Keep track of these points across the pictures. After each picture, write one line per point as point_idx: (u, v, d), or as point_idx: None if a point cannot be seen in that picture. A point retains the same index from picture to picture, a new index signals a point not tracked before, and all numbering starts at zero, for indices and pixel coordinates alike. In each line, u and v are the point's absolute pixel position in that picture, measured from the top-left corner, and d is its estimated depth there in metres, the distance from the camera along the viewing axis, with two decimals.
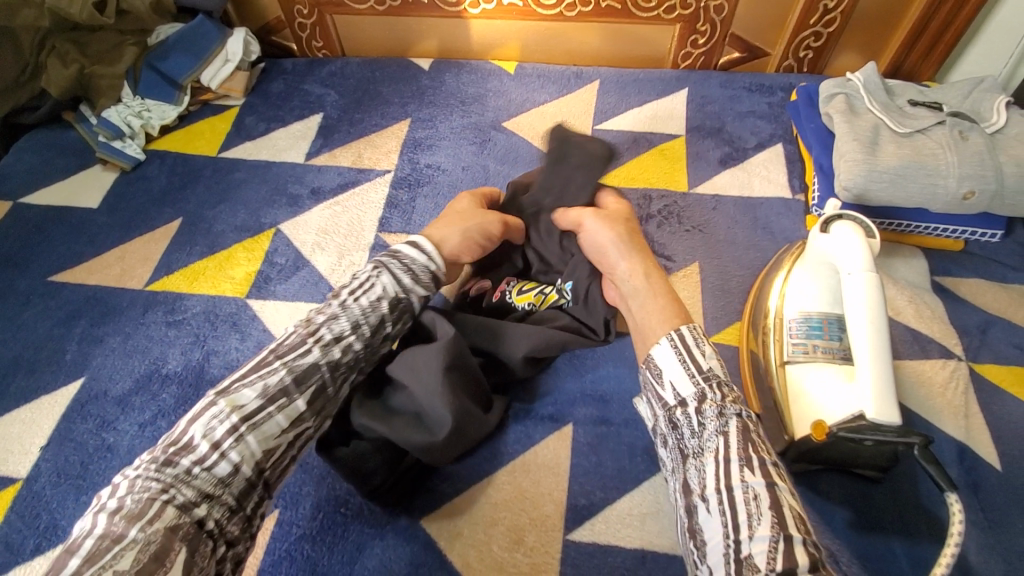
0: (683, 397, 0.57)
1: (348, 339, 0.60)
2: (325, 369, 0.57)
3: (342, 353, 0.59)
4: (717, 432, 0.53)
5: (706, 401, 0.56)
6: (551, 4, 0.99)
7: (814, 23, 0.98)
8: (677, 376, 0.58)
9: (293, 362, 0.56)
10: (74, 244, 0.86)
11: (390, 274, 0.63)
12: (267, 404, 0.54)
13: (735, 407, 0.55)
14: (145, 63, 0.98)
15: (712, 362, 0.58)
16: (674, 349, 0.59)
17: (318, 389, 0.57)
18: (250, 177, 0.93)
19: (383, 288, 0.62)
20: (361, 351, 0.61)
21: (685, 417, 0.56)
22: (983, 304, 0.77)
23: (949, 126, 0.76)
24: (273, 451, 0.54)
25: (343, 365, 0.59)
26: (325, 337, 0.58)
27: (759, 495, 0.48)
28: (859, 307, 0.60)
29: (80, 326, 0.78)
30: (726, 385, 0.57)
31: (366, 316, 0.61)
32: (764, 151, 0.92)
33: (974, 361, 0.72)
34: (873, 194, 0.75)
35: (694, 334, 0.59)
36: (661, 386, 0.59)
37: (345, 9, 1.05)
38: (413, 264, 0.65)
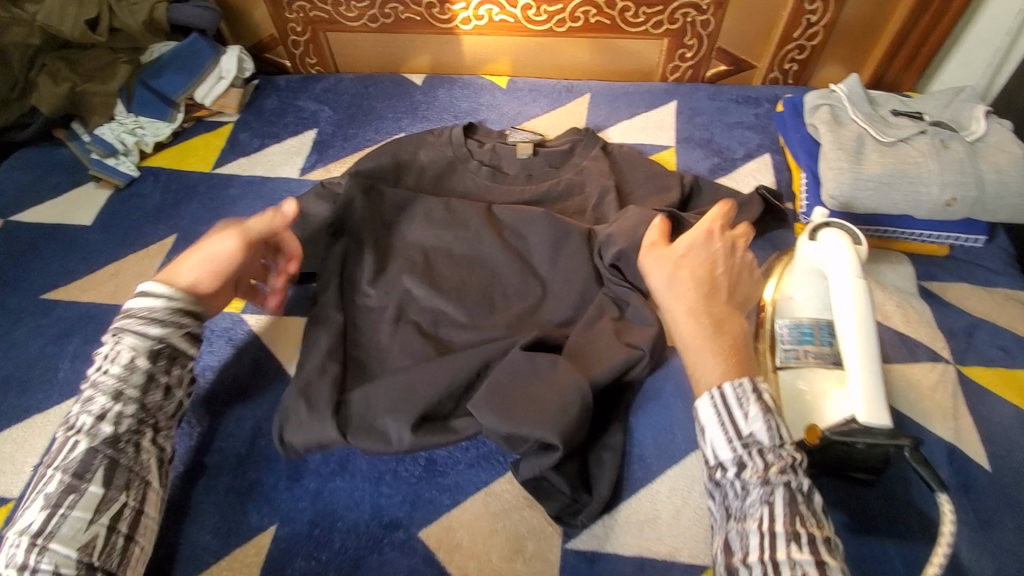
0: (721, 460, 0.53)
1: (115, 414, 0.57)
2: (102, 450, 0.56)
3: (113, 426, 0.57)
4: (763, 501, 0.50)
5: (747, 470, 0.51)
6: (541, 20, 1.01)
7: (797, 37, 1.01)
8: (713, 442, 0.54)
9: (66, 462, 0.55)
10: (66, 261, 0.86)
11: (129, 332, 0.60)
12: (54, 511, 0.52)
13: (782, 476, 0.50)
14: (138, 80, 0.98)
15: (755, 421, 0.52)
16: (713, 409, 0.54)
17: (108, 467, 0.55)
18: (243, 193, 0.93)
19: (131, 348, 0.60)
20: (138, 412, 0.59)
21: (728, 482, 0.53)
22: (969, 308, 0.78)
23: (931, 135, 0.77)
24: (92, 542, 0.52)
25: (125, 434, 0.58)
26: (83, 425, 0.56)
27: (809, 574, 0.45)
28: (848, 314, 0.62)
29: (72, 343, 0.78)
30: (772, 449, 0.51)
31: (122, 384, 0.59)
32: (752, 161, 0.95)
33: (962, 364, 0.74)
34: (860, 202, 0.76)
35: (738, 390, 0.53)
36: (703, 441, 0.55)
37: (338, 27, 1.06)
38: (151, 313, 0.61)
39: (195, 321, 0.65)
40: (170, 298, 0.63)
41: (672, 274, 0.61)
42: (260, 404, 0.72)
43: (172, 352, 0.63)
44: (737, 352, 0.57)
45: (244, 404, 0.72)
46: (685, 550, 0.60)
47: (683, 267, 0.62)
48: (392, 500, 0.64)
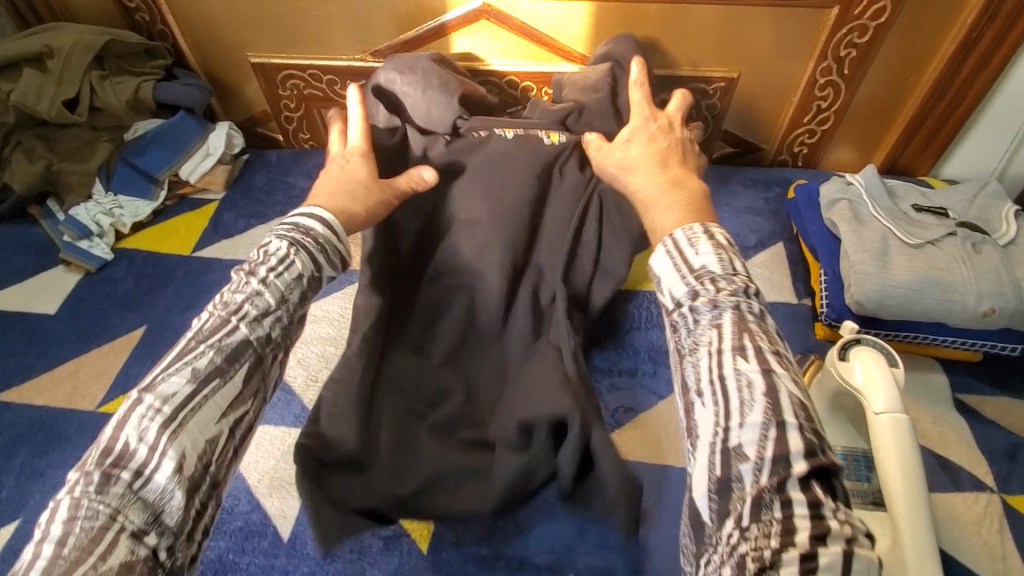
0: (677, 298, 0.52)
1: (276, 315, 0.54)
2: (255, 346, 0.52)
3: (271, 327, 0.53)
4: (711, 325, 0.49)
5: (700, 297, 0.50)
6: (542, 102, 0.98)
7: (808, 121, 0.97)
8: (668, 279, 0.53)
9: (222, 342, 0.50)
10: (24, 357, 0.79)
11: (305, 250, 0.57)
12: (199, 388, 0.48)
13: (731, 298, 0.49)
14: (120, 158, 0.93)
15: (706, 256, 0.52)
16: (667, 257, 0.54)
17: (253, 366, 0.51)
18: (224, 278, 0.87)
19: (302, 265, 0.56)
20: (290, 322, 0.55)
21: (683, 320, 0.51)
22: (1011, 425, 0.71)
23: (961, 238, 0.72)
24: (215, 439, 0.48)
25: (275, 339, 0.54)
26: (246, 313, 0.52)
27: (753, 382, 0.45)
28: (889, 456, 0.55)
29: (19, 456, 0.70)
30: (723, 279, 0.51)
31: (288, 291, 0.55)
32: (764, 251, 0.90)
33: (1008, 493, 0.66)
34: (889, 310, 0.70)
35: (689, 234, 0.54)
36: (661, 294, 0.54)
37: (332, 104, 1.02)
38: (318, 238, 0.59)
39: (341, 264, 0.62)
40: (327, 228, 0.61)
41: (631, 157, 0.70)
42: (226, 533, 0.64)
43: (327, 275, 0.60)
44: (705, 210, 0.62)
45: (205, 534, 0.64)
46: None
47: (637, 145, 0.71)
48: None
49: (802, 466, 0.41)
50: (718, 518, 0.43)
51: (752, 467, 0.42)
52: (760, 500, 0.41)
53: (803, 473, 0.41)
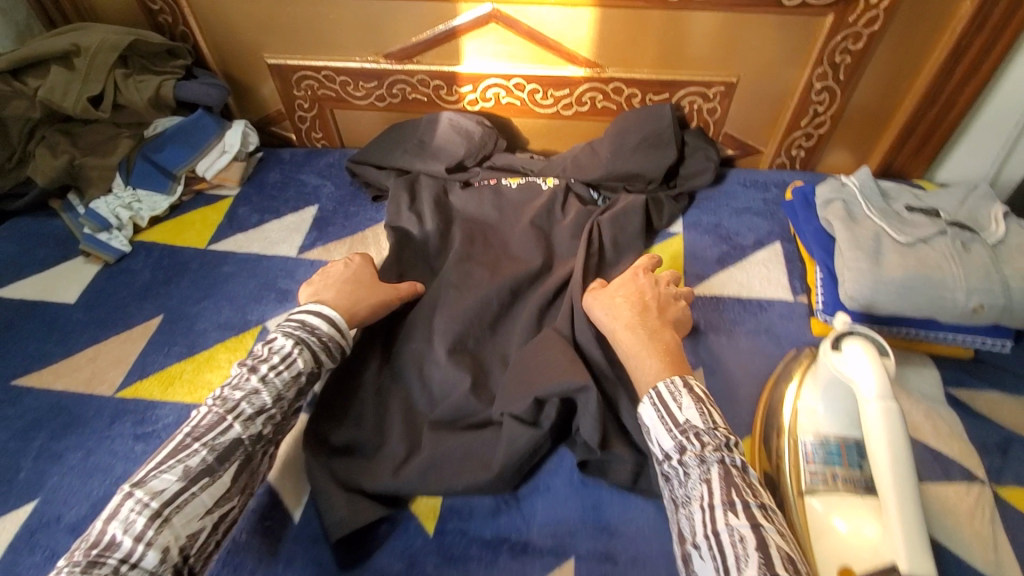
0: (667, 451, 0.56)
1: (269, 414, 0.59)
2: (246, 444, 0.57)
3: (263, 426, 0.58)
4: (701, 480, 0.53)
5: (687, 452, 0.54)
6: (548, 104, 1.01)
7: (804, 125, 1.01)
8: (656, 433, 0.57)
9: (215, 441, 0.55)
10: (44, 343, 0.81)
11: (307, 347, 0.63)
12: (187, 486, 0.52)
13: (716, 453, 0.53)
14: (140, 154, 0.96)
15: (689, 409, 0.56)
16: (654, 409, 0.58)
17: (241, 465, 0.56)
18: (238, 271, 0.90)
19: (304, 363, 0.62)
20: (280, 421, 0.60)
21: (674, 470, 0.56)
22: (1002, 419, 0.73)
23: (950, 236, 0.75)
24: (196, 534, 0.52)
25: (265, 437, 0.59)
26: (242, 412, 0.57)
27: (745, 537, 0.48)
28: (878, 440, 0.56)
29: (39, 438, 0.72)
30: (707, 432, 0.55)
31: (283, 391, 0.60)
32: (762, 251, 0.92)
33: (998, 485, 0.68)
34: (881, 305, 0.73)
35: (671, 387, 0.58)
36: (651, 442, 0.58)
37: (344, 104, 1.05)
38: (322, 337, 0.65)
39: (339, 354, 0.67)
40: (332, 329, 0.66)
41: (612, 306, 0.70)
42: None
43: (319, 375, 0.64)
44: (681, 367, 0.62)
45: None
46: None
47: (619, 295, 0.71)
48: None
49: None
50: None
51: None
52: None
53: None
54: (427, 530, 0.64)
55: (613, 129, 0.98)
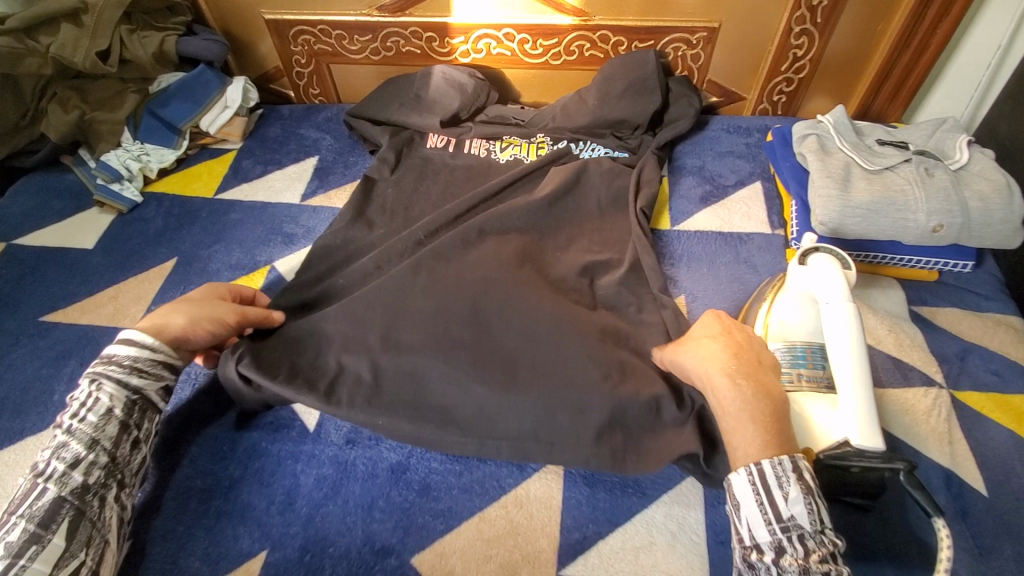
0: (757, 540, 0.53)
1: (90, 461, 0.58)
2: (69, 500, 0.56)
3: (84, 476, 0.57)
4: None
5: (786, 556, 0.50)
6: (537, 54, 1.05)
7: (785, 69, 1.04)
8: (749, 517, 0.53)
9: (32, 509, 0.55)
10: (67, 284, 0.87)
11: (109, 380, 0.61)
12: (14, 561, 0.52)
13: (822, 565, 0.49)
14: (146, 109, 1.00)
15: (795, 505, 0.51)
16: (750, 485, 0.53)
17: (73, 520, 0.55)
18: (245, 218, 0.95)
19: (109, 398, 0.60)
20: (109, 464, 0.59)
21: (762, 566, 0.52)
22: (961, 332, 0.79)
23: (916, 163, 0.80)
24: None
25: (93, 485, 0.58)
26: (54, 472, 0.57)
27: None
28: (841, 336, 0.63)
29: (69, 365, 0.78)
30: (812, 536, 0.51)
31: (97, 433, 0.59)
32: (743, 189, 0.97)
33: (956, 388, 0.74)
34: (848, 228, 0.78)
35: (779, 469, 0.52)
36: (739, 521, 0.54)
37: (341, 58, 1.09)
38: (135, 361, 0.63)
39: (169, 371, 0.66)
40: (153, 348, 0.64)
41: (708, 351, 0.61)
42: (256, 427, 0.72)
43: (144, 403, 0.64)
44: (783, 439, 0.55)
45: (238, 425, 0.72)
46: None
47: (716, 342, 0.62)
48: (385, 526, 0.63)
49: None
50: None
51: None
52: None
53: None
54: None
55: (599, 78, 1.02)
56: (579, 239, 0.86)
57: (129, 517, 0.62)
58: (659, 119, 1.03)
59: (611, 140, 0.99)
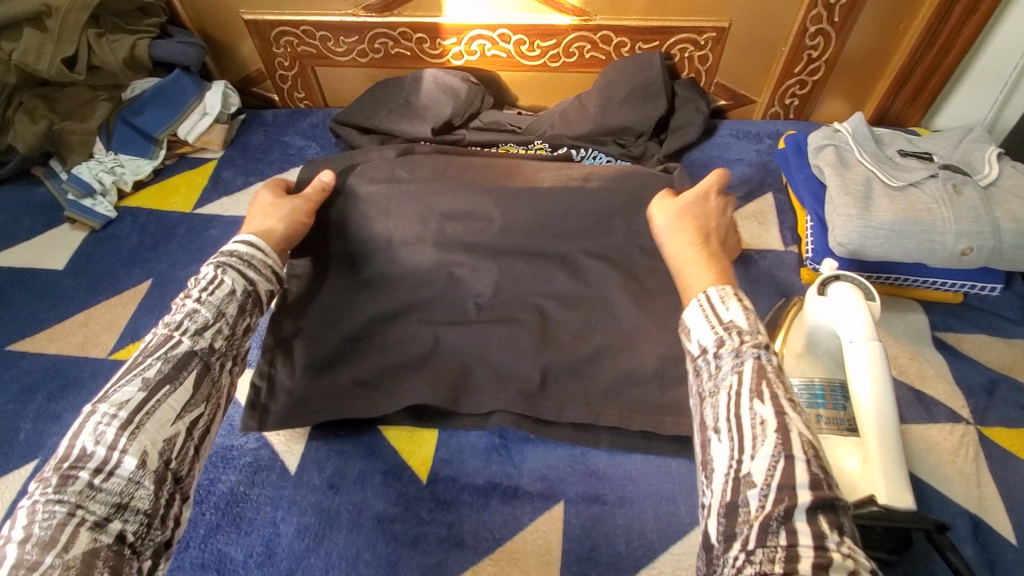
0: (704, 346, 0.53)
1: (216, 328, 0.57)
2: (199, 355, 0.55)
3: (212, 339, 0.56)
4: (732, 371, 0.50)
5: (725, 345, 0.51)
6: (535, 56, 0.98)
7: (799, 72, 0.98)
8: (694, 326, 0.54)
9: (168, 354, 0.53)
10: (35, 310, 0.82)
11: (233, 268, 0.60)
12: (151, 395, 0.51)
13: (753, 348, 0.50)
14: (119, 117, 0.95)
15: (735, 313, 0.53)
16: (699, 310, 0.54)
17: (200, 374, 0.54)
18: (225, 234, 0.90)
19: (232, 282, 0.59)
20: (231, 337, 0.58)
21: (705, 364, 0.52)
22: (988, 361, 0.74)
23: (943, 179, 0.74)
24: (173, 440, 0.51)
25: (218, 350, 0.57)
26: (188, 327, 0.55)
27: (768, 424, 0.46)
28: (864, 380, 0.57)
29: (36, 400, 0.73)
30: (750, 333, 0.52)
31: (224, 305, 0.58)
32: (754, 201, 0.91)
33: (983, 425, 0.69)
34: (869, 250, 0.72)
35: (721, 291, 0.55)
36: (687, 340, 0.55)
37: (326, 61, 1.02)
38: (250, 255, 0.63)
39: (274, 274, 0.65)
40: (257, 245, 0.64)
41: (673, 221, 0.67)
42: (232, 472, 0.67)
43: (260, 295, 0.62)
44: (725, 275, 0.60)
45: (215, 468, 0.67)
46: None
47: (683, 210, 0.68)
48: None
49: (807, 496, 0.42)
50: (725, 540, 0.44)
51: (758, 496, 0.43)
52: (766, 526, 0.42)
53: (809, 504, 0.41)
54: (420, 478, 0.66)
55: (601, 81, 0.95)
56: None
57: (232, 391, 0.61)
58: (665, 125, 0.97)
59: (613, 147, 0.93)
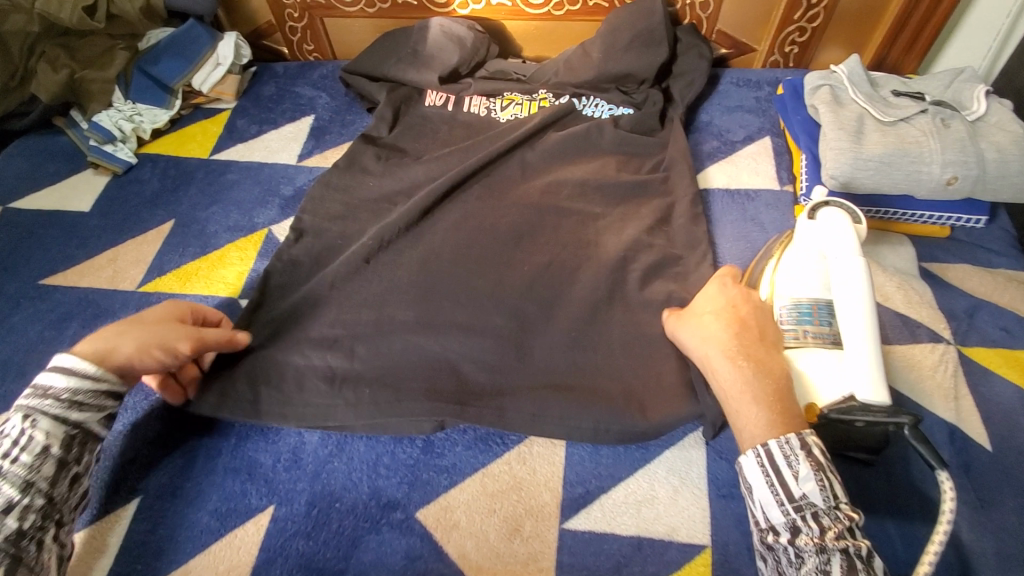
0: (772, 523, 0.53)
1: (24, 504, 0.53)
2: (3, 547, 0.51)
3: (19, 520, 0.52)
4: (818, 569, 0.49)
5: (801, 535, 0.50)
6: (540, 4, 1.00)
7: (798, 18, 0.99)
8: (763, 498, 0.53)
9: None
10: (66, 248, 0.86)
11: (44, 416, 0.55)
12: None
13: (839, 541, 0.49)
14: (137, 67, 0.97)
15: (806, 483, 0.51)
16: (759, 468, 0.53)
17: (10, 567, 0.50)
18: (242, 178, 0.93)
19: (45, 435, 0.55)
20: (46, 506, 0.54)
21: (779, 545, 0.52)
22: (971, 289, 0.77)
23: (932, 114, 0.77)
24: None
25: (29, 529, 0.53)
26: None
27: None
28: (850, 290, 0.61)
29: (72, 328, 0.78)
30: (826, 512, 0.50)
31: (31, 474, 0.54)
32: (752, 144, 0.94)
33: (963, 344, 0.73)
34: (860, 182, 0.76)
35: (785, 450, 0.52)
36: (753, 502, 0.55)
37: (335, 12, 1.05)
38: (74, 394, 0.57)
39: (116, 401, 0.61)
40: (98, 376, 0.58)
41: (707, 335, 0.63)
42: None
43: (85, 438, 0.59)
44: (776, 400, 0.56)
45: None
46: (683, 529, 0.60)
47: (713, 316, 0.64)
48: (390, 481, 0.64)
49: None
50: None
51: None
52: None
53: None
54: None
55: (604, 28, 0.97)
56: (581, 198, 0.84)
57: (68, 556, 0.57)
58: (666, 73, 0.99)
59: (615, 94, 0.95)
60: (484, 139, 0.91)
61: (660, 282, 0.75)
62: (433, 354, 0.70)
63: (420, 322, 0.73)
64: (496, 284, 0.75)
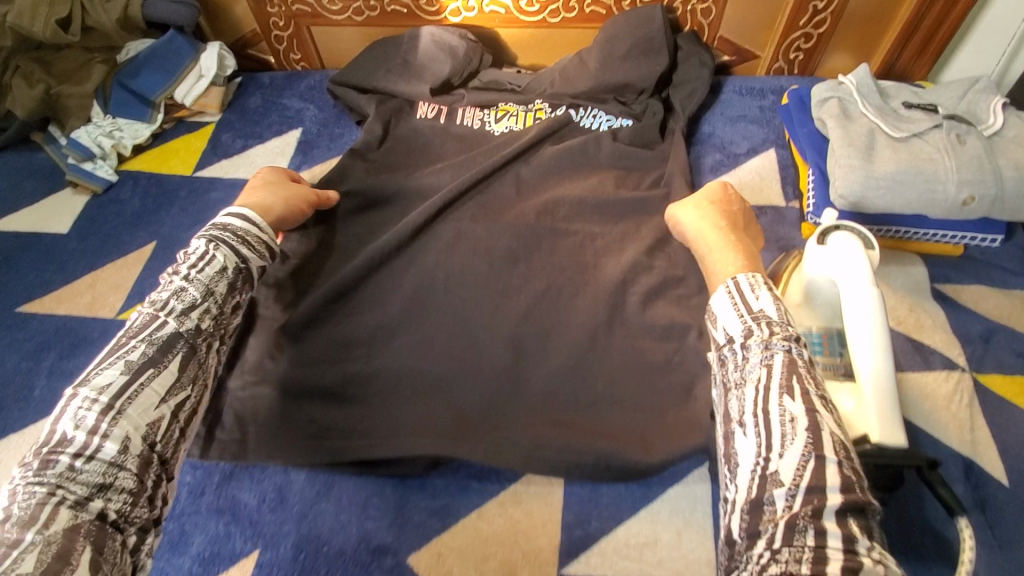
0: (730, 334, 0.53)
1: (203, 308, 0.57)
2: (185, 336, 0.54)
3: (198, 320, 0.56)
4: (761, 363, 0.50)
5: (753, 336, 0.51)
6: (534, 11, 0.96)
7: (804, 24, 0.96)
8: (722, 317, 0.55)
9: (153, 335, 0.53)
10: (43, 272, 0.83)
11: (222, 244, 0.61)
12: (134, 378, 0.50)
13: (783, 341, 0.50)
14: (115, 80, 0.94)
15: (764, 301, 0.53)
16: (727, 297, 0.55)
17: (186, 355, 0.54)
18: (227, 196, 0.90)
19: (221, 257, 0.59)
20: (217, 318, 0.58)
21: (731, 354, 0.52)
22: (985, 312, 0.74)
23: (946, 129, 0.73)
24: (157, 423, 0.51)
25: (204, 330, 0.56)
26: (173, 308, 0.55)
27: (798, 420, 0.46)
28: (864, 324, 0.58)
29: (49, 358, 0.74)
30: (779, 321, 0.52)
31: (212, 285, 0.58)
32: (756, 157, 0.91)
33: (979, 371, 0.69)
34: (870, 201, 0.73)
35: (751, 280, 0.55)
36: (714, 328, 0.55)
37: (322, 20, 1.01)
38: (237, 231, 0.63)
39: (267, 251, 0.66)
40: (251, 223, 0.65)
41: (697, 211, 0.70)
42: None
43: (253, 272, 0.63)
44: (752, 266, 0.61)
45: None
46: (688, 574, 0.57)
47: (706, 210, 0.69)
48: (380, 524, 0.61)
49: (837, 498, 0.42)
50: (748, 537, 0.44)
51: (787, 495, 0.43)
52: (795, 525, 0.42)
53: (839, 506, 0.42)
54: None
55: (601, 36, 0.94)
56: (579, 215, 0.81)
57: (216, 369, 0.60)
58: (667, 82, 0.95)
59: (614, 105, 0.92)
60: (477, 153, 0.88)
61: (662, 306, 0.72)
62: (425, 387, 0.67)
63: (412, 351, 0.70)
64: (492, 309, 0.72)
